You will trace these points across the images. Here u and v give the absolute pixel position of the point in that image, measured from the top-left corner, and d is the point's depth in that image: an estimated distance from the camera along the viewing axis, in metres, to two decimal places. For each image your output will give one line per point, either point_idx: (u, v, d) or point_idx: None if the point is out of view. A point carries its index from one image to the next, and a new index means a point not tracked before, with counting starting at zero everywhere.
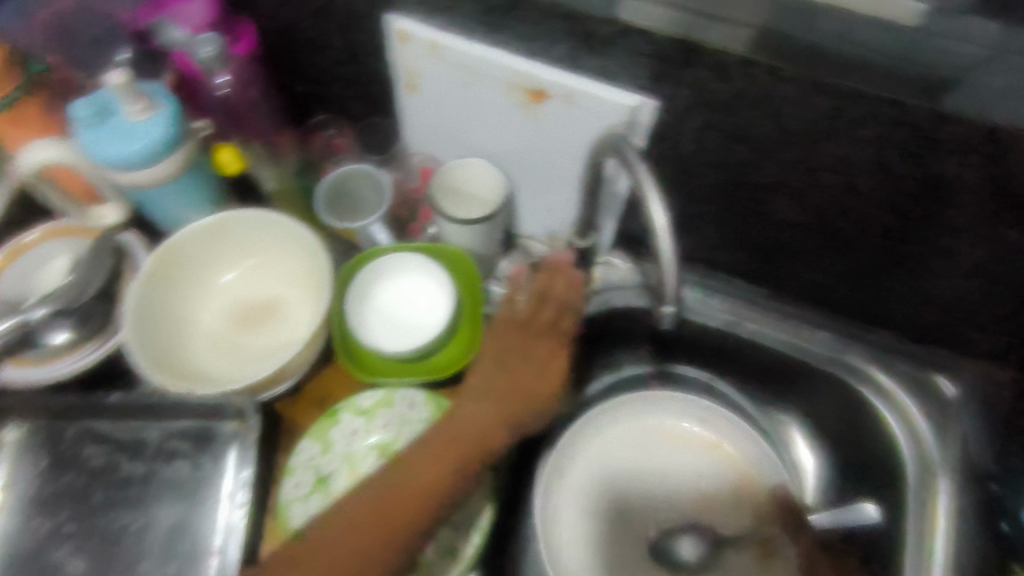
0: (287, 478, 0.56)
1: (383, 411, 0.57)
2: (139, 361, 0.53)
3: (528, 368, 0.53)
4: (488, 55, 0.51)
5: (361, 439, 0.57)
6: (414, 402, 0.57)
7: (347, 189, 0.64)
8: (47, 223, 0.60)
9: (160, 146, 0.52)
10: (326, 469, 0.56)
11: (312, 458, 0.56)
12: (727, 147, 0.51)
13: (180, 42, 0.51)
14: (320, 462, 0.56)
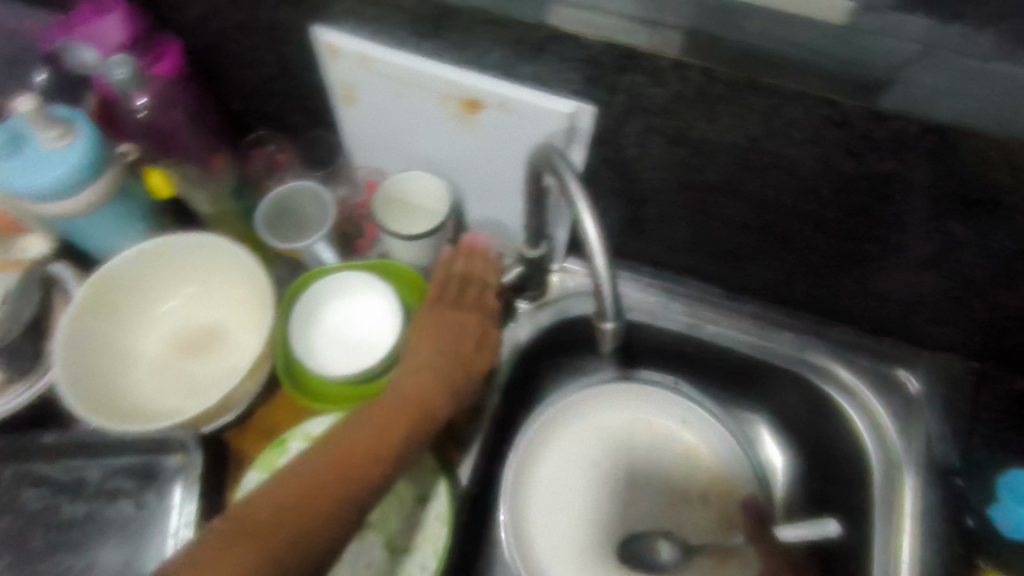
0: None
1: None
2: (70, 399, 0.50)
3: (465, 344, 0.54)
4: (418, 66, 0.49)
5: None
6: None
7: (289, 208, 0.62)
8: None
9: (78, 174, 0.49)
10: None
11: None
12: (670, 151, 0.49)
13: (92, 64, 0.49)
14: None
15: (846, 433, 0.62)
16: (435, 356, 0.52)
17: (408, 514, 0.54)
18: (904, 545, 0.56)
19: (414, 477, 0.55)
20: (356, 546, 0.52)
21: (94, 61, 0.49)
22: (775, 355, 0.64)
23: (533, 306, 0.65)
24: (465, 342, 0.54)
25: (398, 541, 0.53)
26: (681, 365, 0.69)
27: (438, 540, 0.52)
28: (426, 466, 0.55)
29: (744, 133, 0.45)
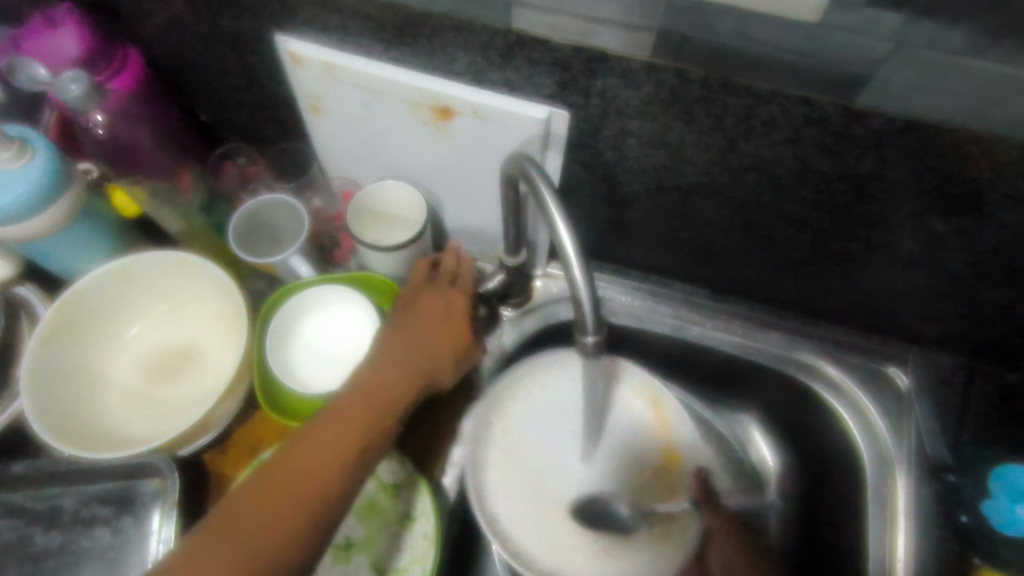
0: None
1: None
2: (38, 428, 0.49)
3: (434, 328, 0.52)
4: (385, 74, 0.47)
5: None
6: None
7: (262, 222, 0.60)
8: None
9: (35, 196, 0.47)
10: None
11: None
12: (647, 153, 0.48)
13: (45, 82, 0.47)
14: None
15: (834, 429, 0.62)
16: (405, 344, 0.51)
17: (394, 533, 0.52)
18: (898, 543, 0.56)
19: (399, 494, 0.52)
20: (342, 568, 0.50)
21: (47, 78, 0.47)
22: (762, 354, 0.63)
23: (517, 313, 0.65)
24: (444, 327, 0.53)
25: (385, 561, 0.51)
26: (670, 367, 0.68)
27: (426, 559, 0.50)
28: (411, 482, 0.52)
29: (721, 134, 0.44)
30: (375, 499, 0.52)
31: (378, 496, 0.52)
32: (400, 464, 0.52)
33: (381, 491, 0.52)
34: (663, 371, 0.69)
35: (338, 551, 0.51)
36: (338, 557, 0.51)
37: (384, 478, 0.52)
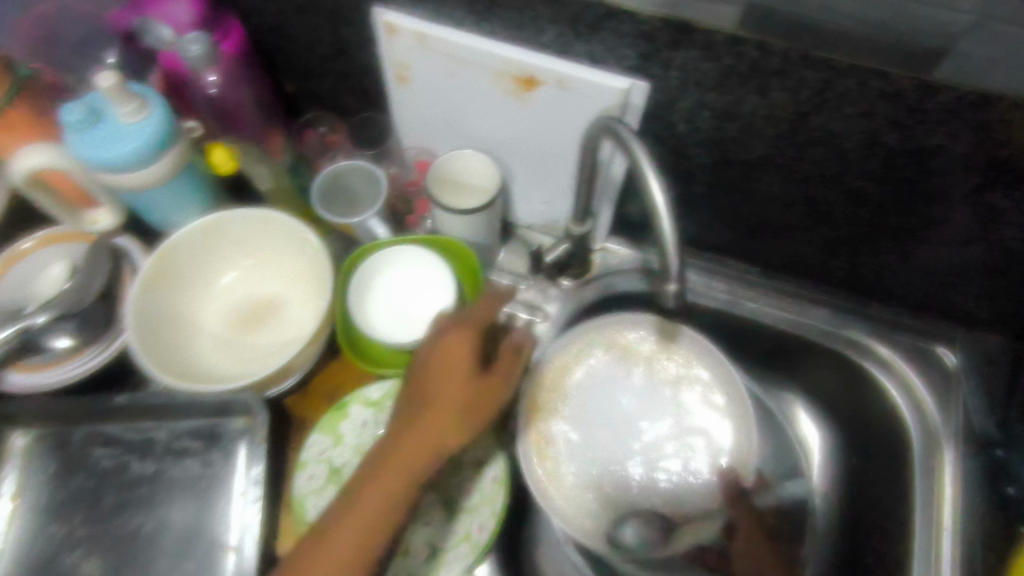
0: (298, 472, 0.57)
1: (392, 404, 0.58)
2: (144, 361, 0.53)
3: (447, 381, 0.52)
4: (475, 44, 0.50)
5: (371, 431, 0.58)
6: None
7: (341, 185, 0.64)
8: (43, 230, 0.61)
9: (150, 148, 0.51)
10: (338, 461, 0.57)
11: (324, 450, 0.57)
12: (717, 127, 0.51)
13: (167, 41, 0.51)
14: (331, 455, 0.57)
15: (885, 404, 0.63)
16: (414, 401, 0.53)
17: (463, 478, 0.55)
18: (944, 510, 0.58)
19: (467, 443, 0.57)
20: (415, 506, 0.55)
21: (169, 37, 0.51)
22: (812, 330, 0.65)
23: (575, 284, 0.68)
24: (454, 374, 0.52)
25: (454, 503, 0.55)
26: (721, 345, 0.70)
27: (494, 501, 0.54)
28: (480, 432, 0.57)
29: (794, 107, 0.47)
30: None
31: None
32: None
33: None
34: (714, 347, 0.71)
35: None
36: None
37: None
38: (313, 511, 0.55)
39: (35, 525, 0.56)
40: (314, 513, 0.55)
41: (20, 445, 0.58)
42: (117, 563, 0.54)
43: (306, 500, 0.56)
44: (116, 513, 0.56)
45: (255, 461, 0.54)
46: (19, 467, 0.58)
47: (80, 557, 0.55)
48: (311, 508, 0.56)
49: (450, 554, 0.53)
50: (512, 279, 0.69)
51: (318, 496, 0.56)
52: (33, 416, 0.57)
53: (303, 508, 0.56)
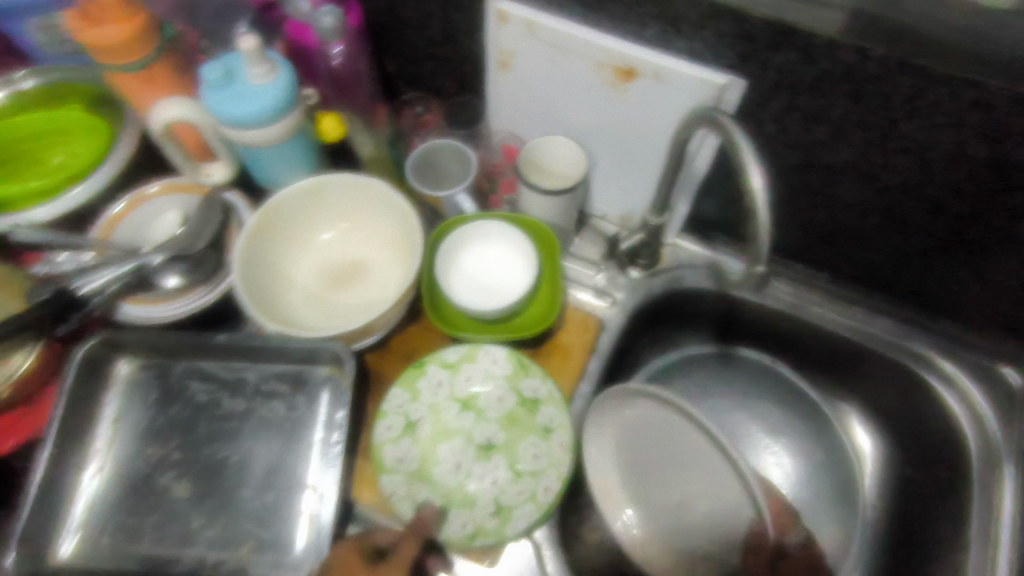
0: (378, 421, 0.59)
1: (467, 366, 0.60)
2: (246, 304, 0.58)
3: None
4: (581, 35, 0.53)
5: (447, 391, 0.60)
6: (497, 359, 0.60)
7: (433, 162, 0.68)
8: (166, 178, 0.67)
9: (275, 110, 0.56)
10: (415, 416, 0.59)
11: (402, 404, 0.59)
12: (806, 130, 0.53)
13: (304, 12, 0.55)
14: (409, 409, 0.59)
15: (941, 417, 0.64)
16: None
17: (533, 442, 0.58)
18: (1003, 527, 0.58)
19: (537, 409, 0.59)
20: (483, 464, 0.57)
21: (307, 8, 0.55)
22: (877, 340, 0.66)
23: (644, 274, 0.71)
24: None
25: (521, 465, 0.57)
26: (781, 348, 0.72)
27: (561, 465, 0.57)
28: (551, 401, 0.59)
29: (886, 113, 0.49)
30: (515, 412, 0.59)
31: (518, 409, 0.59)
32: (542, 383, 0.60)
33: (521, 405, 0.59)
34: (773, 351, 0.74)
35: (481, 450, 0.58)
36: (480, 456, 0.58)
37: (526, 394, 0.59)
38: (390, 459, 0.57)
39: (135, 446, 0.61)
40: (391, 461, 0.57)
41: (124, 373, 0.63)
42: (205, 488, 0.59)
43: (383, 448, 0.58)
44: (207, 442, 0.61)
45: (340, 405, 0.58)
46: (121, 394, 0.63)
47: (173, 479, 0.60)
48: (389, 456, 0.57)
49: (515, 510, 0.55)
50: (585, 265, 0.72)
51: (395, 445, 0.58)
52: (138, 347, 0.62)
53: (380, 455, 0.57)
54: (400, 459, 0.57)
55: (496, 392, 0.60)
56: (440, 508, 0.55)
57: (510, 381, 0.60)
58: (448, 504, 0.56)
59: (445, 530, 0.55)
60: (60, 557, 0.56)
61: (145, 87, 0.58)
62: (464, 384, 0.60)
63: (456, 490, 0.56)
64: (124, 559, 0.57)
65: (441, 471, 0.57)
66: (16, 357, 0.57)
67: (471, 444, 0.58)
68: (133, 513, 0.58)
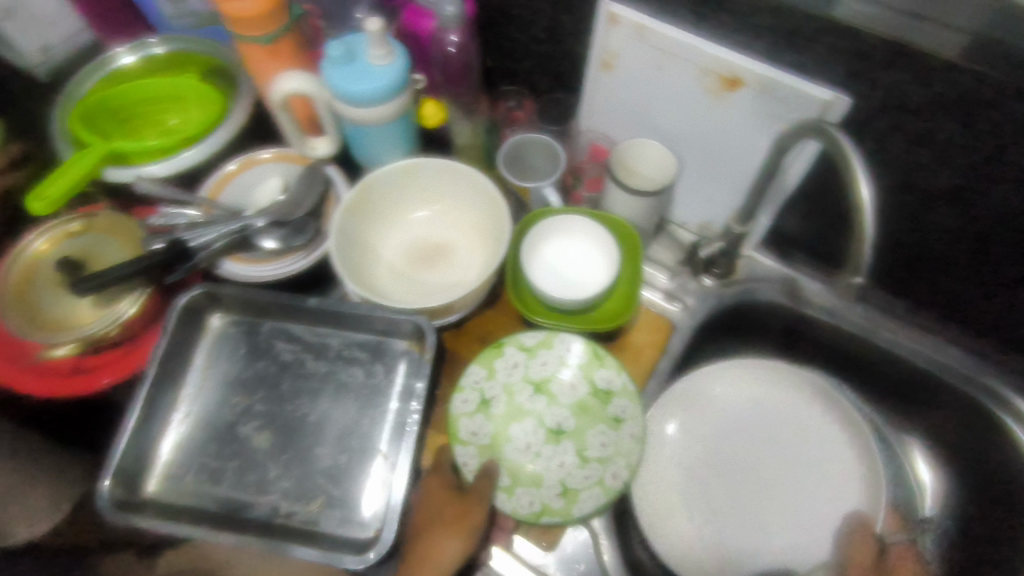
0: (456, 394, 0.61)
1: (544, 352, 0.62)
2: (342, 275, 0.60)
3: (439, 510, 0.56)
4: (690, 41, 0.55)
5: (522, 373, 0.61)
6: (573, 348, 0.62)
7: (522, 155, 0.71)
8: (278, 148, 0.71)
9: (389, 89, 0.59)
10: (490, 393, 0.61)
11: (478, 381, 0.61)
12: (910, 152, 0.54)
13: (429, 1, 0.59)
14: (484, 386, 0.61)
15: (1011, 451, 0.64)
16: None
17: (603, 432, 0.59)
18: None
19: (609, 400, 0.60)
20: (552, 447, 0.59)
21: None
22: (952, 372, 0.66)
23: (718, 283, 0.71)
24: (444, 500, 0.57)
25: (589, 452, 0.58)
26: (848, 372, 0.72)
27: (630, 455, 0.58)
28: (623, 392, 0.60)
29: (994, 139, 0.49)
30: (587, 400, 0.60)
31: (590, 398, 0.60)
32: (616, 375, 0.60)
33: (593, 394, 0.60)
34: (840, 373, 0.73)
35: (551, 433, 0.59)
36: (551, 439, 0.59)
37: (598, 384, 0.60)
38: (465, 432, 0.59)
39: (223, 393, 0.65)
40: (465, 435, 0.59)
41: (216, 325, 0.67)
42: (284, 440, 0.63)
43: (459, 420, 0.60)
44: (289, 398, 0.64)
45: (420, 376, 0.60)
46: (212, 343, 0.67)
47: (255, 430, 0.63)
48: (463, 429, 0.60)
49: (582, 493, 0.57)
50: (659, 269, 0.73)
51: (470, 420, 0.60)
52: (234, 303, 0.66)
53: (455, 426, 0.60)
54: (474, 433, 0.59)
55: (570, 379, 0.61)
56: (507, 485, 0.57)
57: (583, 370, 0.61)
58: (516, 481, 0.57)
59: (513, 505, 0.56)
60: (147, 490, 0.60)
61: (272, 60, 0.62)
62: (539, 369, 0.61)
63: (524, 469, 0.58)
64: (206, 499, 0.60)
65: (511, 449, 0.59)
66: (125, 302, 0.61)
67: (541, 427, 0.60)
68: (217, 457, 0.62)
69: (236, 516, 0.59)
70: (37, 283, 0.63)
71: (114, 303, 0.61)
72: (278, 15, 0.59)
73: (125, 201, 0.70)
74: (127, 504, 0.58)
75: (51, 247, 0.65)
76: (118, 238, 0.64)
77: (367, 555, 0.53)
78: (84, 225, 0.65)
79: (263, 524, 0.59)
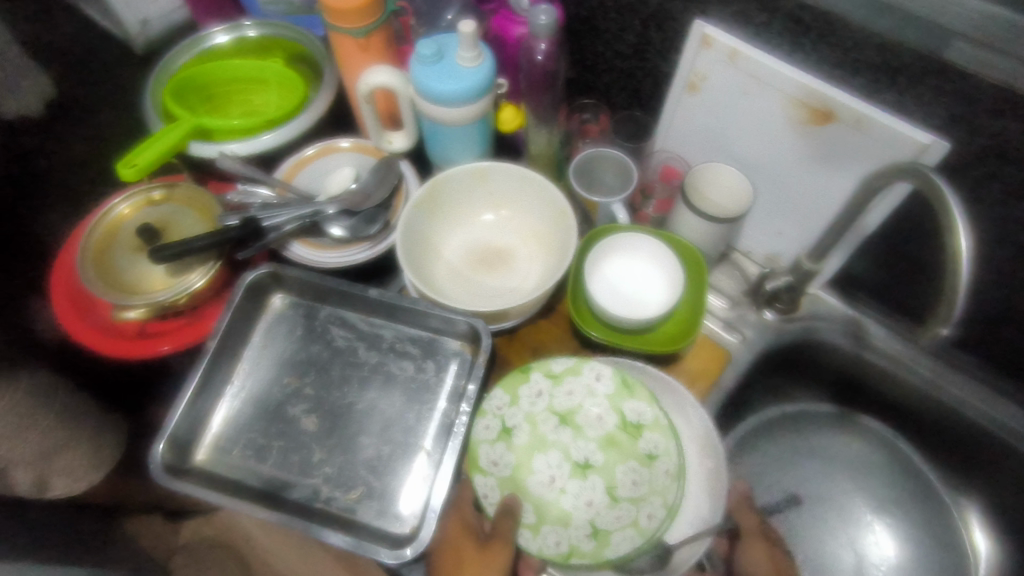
0: (478, 419, 0.58)
1: (571, 379, 0.59)
2: (404, 266, 0.61)
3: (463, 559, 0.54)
4: (784, 70, 0.54)
5: (547, 402, 0.58)
6: (601, 376, 0.59)
7: (592, 170, 0.71)
8: (358, 138, 0.73)
9: (474, 90, 0.60)
10: (511, 422, 0.58)
11: (501, 407, 0.58)
12: (1007, 203, 0.53)
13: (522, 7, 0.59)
14: (507, 413, 0.58)
15: None
16: None
17: (632, 469, 0.55)
18: None
19: (640, 434, 0.57)
20: (578, 483, 0.55)
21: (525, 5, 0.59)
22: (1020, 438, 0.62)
23: (779, 318, 0.69)
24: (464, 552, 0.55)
25: (620, 491, 0.55)
26: (905, 426, 0.69)
27: (665, 493, 0.55)
28: (654, 425, 0.57)
29: None
30: (615, 434, 0.57)
31: (619, 432, 0.57)
32: (648, 408, 0.57)
33: (622, 427, 0.57)
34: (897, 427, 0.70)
35: (577, 467, 0.56)
36: (576, 473, 0.56)
37: (628, 417, 0.57)
38: (485, 460, 0.56)
39: (276, 372, 0.66)
40: (487, 463, 0.56)
41: (277, 305, 0.69)
42: (331, 425, 0.63)
43: (479, 447, 0.57)
44: (338, 384, 0.65)
45: (473, 378, 0.59)
46: (271, 322, 0.68)
47: (302, 412, 0.64)
48: (484, 458, 0.57)
49: (615, 535, 0.53)
50: (719, 297, 0.71)
51: (490, 448, 0.57)
52: (297, 286, 0.67)
53: (476, 455, 0.57)
54: (495, 462, 0.56)
55: (598, 410, 0.58)
56: (533, 523, 0.54)
57: (612, 402, 0.58)
58: (541, 519, 0.54)
59: (540, 544, 0.53)
60: (196, 458, 0.61)
61: (362, 53, 0.64)
62: (564, 397, 0.58)
63: (552, 506, 0.55)
64: (250, 474, 0.61)
65: (535, 484, 0.55)
66: (196, 273, 0.62)
67: (567, 460, 0.56)
68: (264, 434, 0.63)
69: (277, 495, 0.60)
70: (116, 244, 0.65)
71: (185, 274, 0.63)
72: (371, 10, 0.60)
73: (204, 174, 0.73)
74: (176, 469, 0.59)
75: (132, 212, 0.67)
76: (195, 210, 0.67)
77: (402, 551, 0.53)
78: (165, 194, 0.68)
79: (302, 506, 0.59)
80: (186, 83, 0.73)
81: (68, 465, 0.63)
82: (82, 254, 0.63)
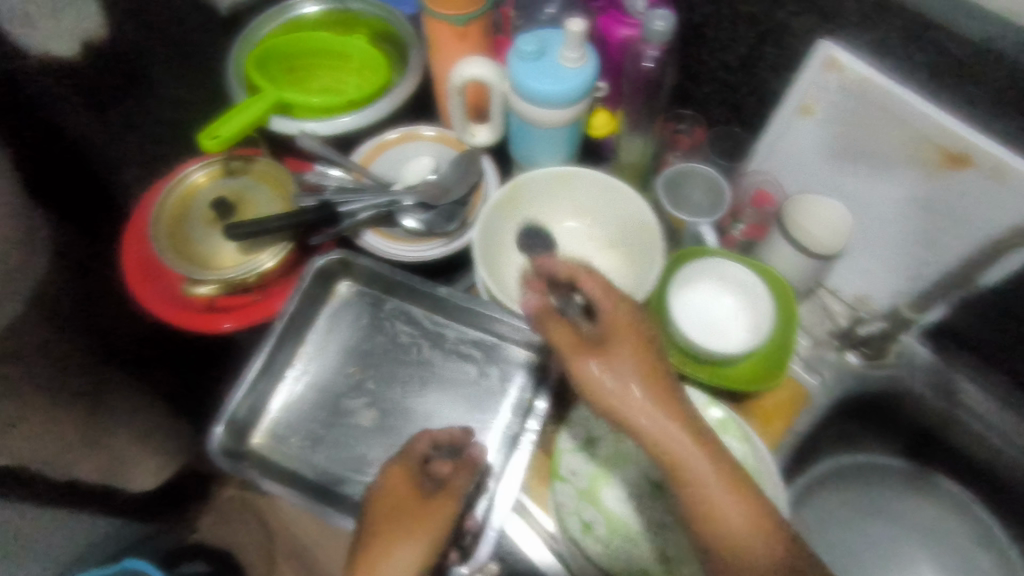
0: (563, 428, 0.57)
1: None
2: (477, 263, 0.59)
3: (408, 507, 0.47)
4: (920, 106, 0.50)
5: None
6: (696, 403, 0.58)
7: (680, 185, 0.67)
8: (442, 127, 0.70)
9: (574, 93, 0.57)
10: (597, 433, 0.56)
11: (588, 418, 0.57)
12: None
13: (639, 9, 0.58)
14: (593, 424, 0.57)
15: None
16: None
17: None
18: None
19: None
20: (653, 503, 0.53)
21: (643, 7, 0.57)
22: None
23: (864, 363, 0.65)
24: (403, 499, 0.48)
25: None
26: (987, 491, 0.65)
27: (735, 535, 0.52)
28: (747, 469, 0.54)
29: None
30: None
31: None
32: (738, 445, 0.55)
33: None
34: (977, 490, 0.66)
35: (653, 487, 0.54)
36: (652, 493, 0.54)
37: None
38: (566, 469, 0.55)
39: (337, 362, 0.64)
40: (566, 472, 0.55)
41: (343, 292, 0.67)
42: (388, 424, 0.62)
43: (562, 456, 0.55)
44: (397, 381, 0.63)
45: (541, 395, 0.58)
46: (335, 309, 0.66)
47: (361, 406, 0.63)
48: (565, 466, 0.55)
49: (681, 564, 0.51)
50: (801, 333, 0.67)
51: (574, 457, 0.55)
52: (367, 276, 0.66)
53: (558, 461, 0.55)
54: (574, 471, 0.55)
55: None
56: (603, 538, 0.52)
57: None
58: (610, 534, 0.53)
59: (608, 559, 0.52)
60: (252, 442, 0.61)
61: (458, 43, 0.61)
62: None
63: (621, 520, 0.53)
64: (305, 464, 0.60)
65: (610, 496, 0.54)
66: (266, 253, 0.61)
67: (645, 477, 0.54)
68: (322, 424, 0.62)
69: (329, 489, 0.59)
70: (188, 215, 0.64)
71: (256, 254, 0.61)
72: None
73: (281, 149, 0.71)
74: (233, 452, 0.59)
75: (207, 182, 0.66)
76: (271, 187, 0.65)
77: None
78: (240, 167, 0.67)
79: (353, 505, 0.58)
80: (270, 53, 0.71)
81: (130, 451, 0.73)
82: (156, 222, 0.62)
